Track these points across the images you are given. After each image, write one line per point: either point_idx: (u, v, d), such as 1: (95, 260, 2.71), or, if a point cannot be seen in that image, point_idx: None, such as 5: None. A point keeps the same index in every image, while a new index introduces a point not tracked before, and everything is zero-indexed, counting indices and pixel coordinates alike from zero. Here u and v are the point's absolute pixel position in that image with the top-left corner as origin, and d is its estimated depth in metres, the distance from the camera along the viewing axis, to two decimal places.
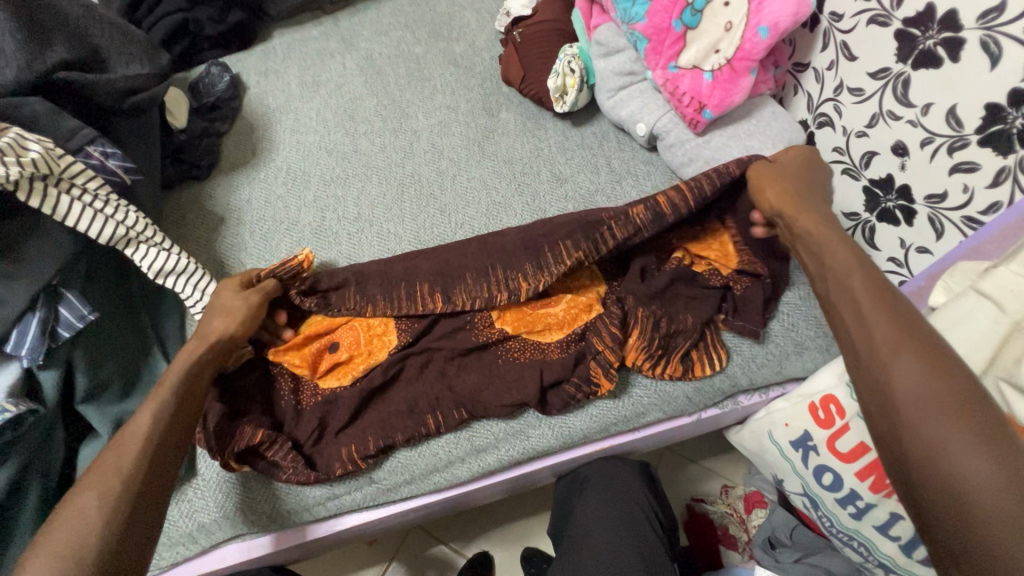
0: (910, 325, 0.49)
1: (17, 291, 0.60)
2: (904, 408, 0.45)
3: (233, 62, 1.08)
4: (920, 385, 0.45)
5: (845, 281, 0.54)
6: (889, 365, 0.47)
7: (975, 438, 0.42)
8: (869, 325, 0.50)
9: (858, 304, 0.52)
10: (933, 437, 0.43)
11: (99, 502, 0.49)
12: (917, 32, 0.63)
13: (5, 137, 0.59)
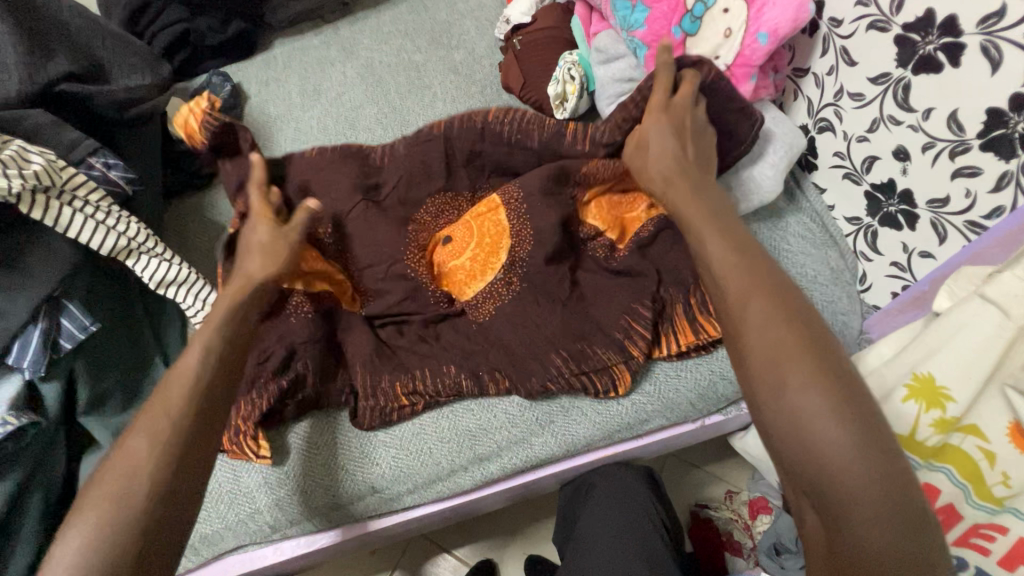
0: (775, 291, 0.48)
1: (18, 303, 0.60)
2: (771, 381, 0.44)
3: (233, 71, 1.08)
4: (784, 355, 0.44)
5: (717, 245, 0.53)
6: (758, 335, 0.46)
7: (837, 408, 0.41)
8: (738, 292, 0.48)
9: (729, 270, 0.50)
10: (798, 409, 0.42)
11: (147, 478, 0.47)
12: (917, 37, 0.63)
13: (7, 150, 0.60)
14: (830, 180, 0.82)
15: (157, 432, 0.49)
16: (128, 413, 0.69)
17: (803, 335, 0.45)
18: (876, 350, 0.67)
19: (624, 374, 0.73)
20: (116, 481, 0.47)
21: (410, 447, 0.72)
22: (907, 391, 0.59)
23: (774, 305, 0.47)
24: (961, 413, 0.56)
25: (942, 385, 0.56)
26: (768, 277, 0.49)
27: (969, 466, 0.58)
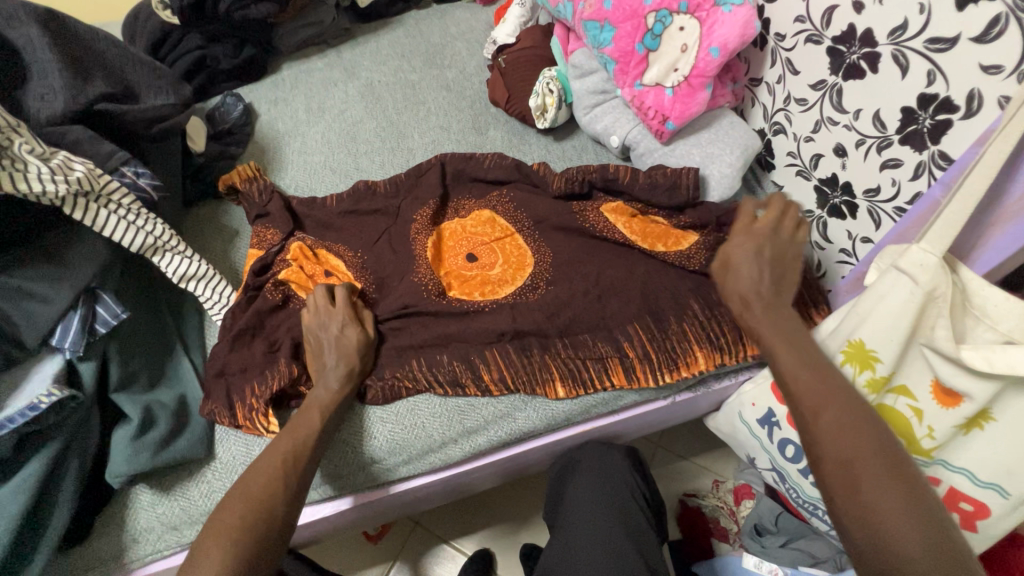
0: (846, 395, 0.55)
1: (62, 291, 0.69)
2: (844, 470, 0.50)
3: (246, 92, 1.19)
4: (853, 447, 0.51)
5: (807, 348, 0.61)
6: (828, 425, 0.53)
7: (903, 499, 0.47)
8: (814, 393, 0.56)
9: (811, 372, 0.58)
10: (870, 496, 0.48)
11: (276, 495, 0.63)
12: (843, 48, 0.72)
13: (54, 160, 0.68)
14: (787, 177, 0.90)
15: (279, 464, 0.65)
16: (152, 393, 0.76)
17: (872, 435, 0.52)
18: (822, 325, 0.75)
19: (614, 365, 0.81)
20: (250, 499, 0.61)
21: (404, 421, 0.80)
22: (843, 357, 0.67)
23: (842, 405, 0.54)
24: (888, 372, 0.64)
25: (871, 348, 0.63)
26: (846, 386, 0.56)
27: (901, 423, 0.65)
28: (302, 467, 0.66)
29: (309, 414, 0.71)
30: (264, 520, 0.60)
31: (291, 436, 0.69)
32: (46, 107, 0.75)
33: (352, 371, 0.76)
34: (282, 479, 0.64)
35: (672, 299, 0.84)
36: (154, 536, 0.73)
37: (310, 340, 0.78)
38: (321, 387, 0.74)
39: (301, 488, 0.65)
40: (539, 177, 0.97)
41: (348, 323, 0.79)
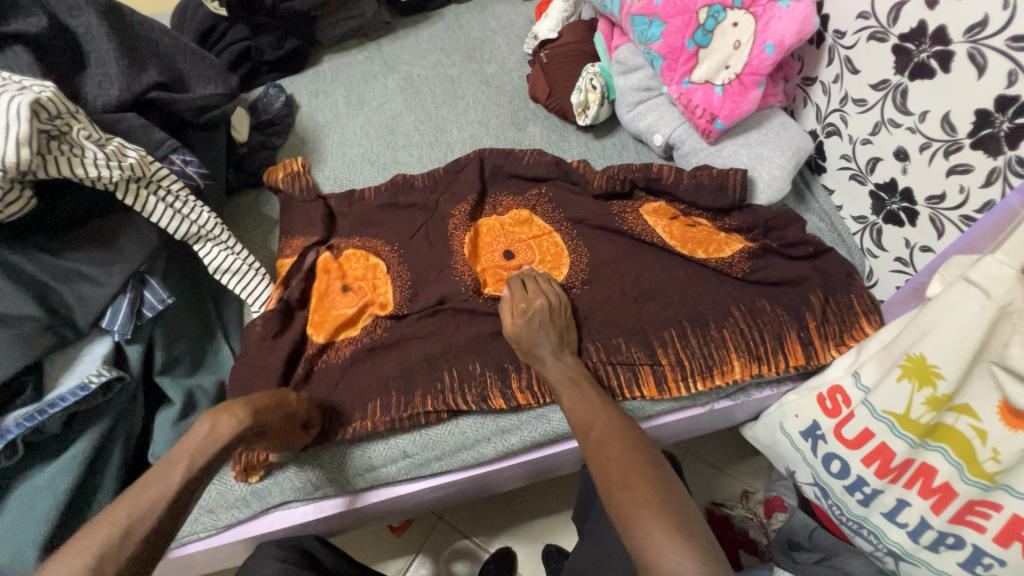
0: (625, 430, 0.69)
1: (113, 274, 0.70)
2: (627, 503, 0.61)
3: (288, 84, 1.20)
4: (633, 479, 0.63)
5: (581, 388, 0.74)
6: (608, 457, 0.66)
7: (665, 523, 0.58)
8: (608, 435, 0.68)
9: (586, 406, 0.72)
10: (636, 524, 0.59)
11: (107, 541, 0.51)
12: (911, 46, 0.68)
13: (109, 146, 0.70)
14: (838, 181, 0.87)
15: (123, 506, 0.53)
16: (193, 377, 0.78)
17: (642, 467, 0.64)
18: (877, 337, 0.72)
19: (649, 374, 0.79)
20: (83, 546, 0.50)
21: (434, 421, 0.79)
22: (901, 371, 0.63)
23: (625, 441, 0.67)
24: (951, 390, 0.60)
25: (933, 363, 0.60)
26: (625, 422, 0.70)
27: (962, 444, 0.62)
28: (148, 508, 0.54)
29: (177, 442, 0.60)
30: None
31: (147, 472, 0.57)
32: (102, 94, 0.77)
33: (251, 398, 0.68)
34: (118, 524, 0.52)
35: (713, 304, 0.81)
36: (191, 518, 0.76)
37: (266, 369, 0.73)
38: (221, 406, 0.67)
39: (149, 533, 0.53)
40: (579, 174, 0.96)
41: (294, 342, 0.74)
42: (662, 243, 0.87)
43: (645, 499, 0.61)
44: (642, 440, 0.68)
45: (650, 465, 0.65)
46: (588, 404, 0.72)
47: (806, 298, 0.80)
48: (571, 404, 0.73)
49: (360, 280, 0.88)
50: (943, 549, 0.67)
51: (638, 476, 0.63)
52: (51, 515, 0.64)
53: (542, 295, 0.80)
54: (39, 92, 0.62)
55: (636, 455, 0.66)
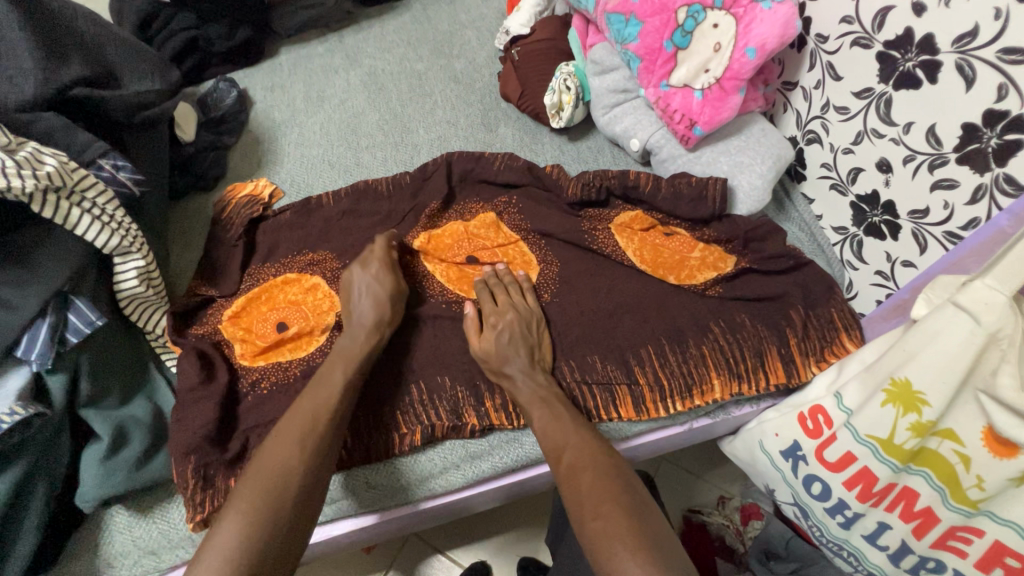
0: (597, 454, 0.64)
1: (28, 298, 0.62)
2: (600, 536, 0.57)
3: (241, 78, 1.11)
4: (609, 510, 0.59)
5: (552, 410, 0.69)
6: (580, 485, 0.62)
7: (641, 560, 0.54)
8: (580, 461, 0.64)
9: (557, 427, 0.68)
10: (610, 559, 0.55)
11: (297, 461, 0.62)
12: (897, 54, 0.66)
13: (21, 152, 0.61)
14: (818, 190, 0.84)
15: (296, 430, 0.64)
16: (125, 407, 0.70)
17: (616, 496, 0.60)
18: (859, 355, 0.70)
19: (624, 396, 0.75)
20: (270, 464, 0.61)
21: (397, 448, 0.73)
22: (886, 396, 0.61)
23: (597, 466, 0.63)
24: (936, 417, 0.58)
25: (919, 389, 0.58)
26: (598, 444, 0.66)
27: (946, 471, 0.60)
28: (324, 429, 0.64)
29: (331, 369, 0.69)
30: (286, 485, 0.60)
31: (311, 397, 0.67)
32: (14, 90, 0.68)
33: (380, 323, 0.73)
34: (302, 441, 0.63)
35: (692, 320, 0.78)
36: (129, 561, 0.68)
37: (345, 288, 0.78)
38: (347, 337, 0.72)
39: (323, 448, 0.64)
40: (552, 180, 0.91)
41: (383, 270, 0.77)
42: (633, 266, 0.83)
43: (618, 532, 0.57)
44: (617, 461, 0.65)
45: (622, 491, 0.61)
46: (557, 421, 0.68)
47: (786, 313, 0.78)
48: (540, 424, 0.68)
49: (300, 301, 0.83)
50: (923, 572, 0.66)
51: (611, 505, 0.59)
52: None
53: (512, 307, 0.76)
54: None
55: (609, 481, 0.62)
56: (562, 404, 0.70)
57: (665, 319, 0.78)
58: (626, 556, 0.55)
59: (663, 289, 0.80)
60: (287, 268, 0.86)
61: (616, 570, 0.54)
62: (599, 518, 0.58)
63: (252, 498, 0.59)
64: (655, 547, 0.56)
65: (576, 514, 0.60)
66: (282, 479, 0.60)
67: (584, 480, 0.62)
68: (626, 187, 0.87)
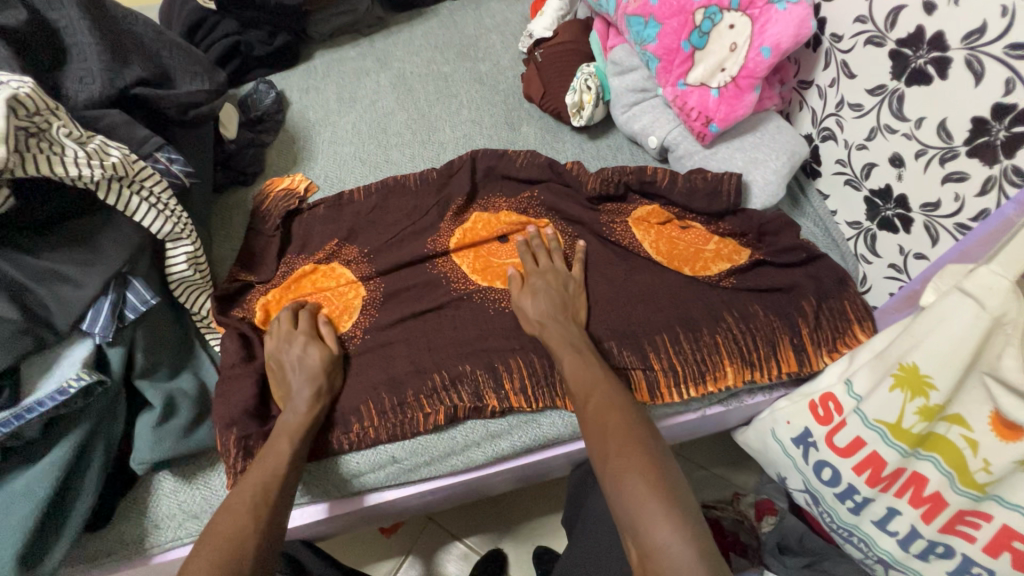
0: (624, 404, 0.67)
1: (93, 276, 0.68)
2: (620, 466, 0.60)
3: (278, 80, 1.18)
4: (629, 445, 0.62)
5: (580, 359, 0.73)
6: (607, 426, 0.65)
7: (659, 494, 0.57)
8: (608, 404, 0.67)
9: (586, 374, 0.71)
10: (630, 490, 0.58)
11: (248, 526, 0.60)
12: (909, 52, 0.68)
13: (91, 144, 0.68)
14: (833, 186, 0.86)
15: (253, 493, 0.63)
16: (174, 380, 0.76)
17: (640, 439, 0.63)
18: (870, 344, 0.72)
19: (639, 381, 0.78)
20: (220, 533, 0.59)
21: (423, 425, 0.77)
22: (894, 380, 0.63)
23: (624, 413, 0.66)
24: (944, 400, 0.60)
25: (926, 373, 0.60)
26: (625, 396, 0.69)
27: (954, 455, 0.61)
28: (278, 494, 0.64)
29: (277, 442, 0.69)
30: (239, 554, 0.57)
31: (260, 466, 0.66)
32: (84, 90, 0.75)
33: (319, 391, 0.75)
34: (253, 511, 0.61)
35: (705, 310, 0.81)
36: (174, 523, 0.74)
37: (273, 363, 0.79)
38: (289, 412, 0.73)
39: (275, 520, 0.62)
40: (572, 176, 0.94)
41: (311, 342, 0.78)
42: (648, 257, 0.86)
43: (640, 470, 0.59)
44: (640, 411, 0.67)
45: (646, 436, 0.63)
46: (586, 371, 0.71)
47: (799, 304, 0.80)
48: (570, 371, 0.72)
49: (326, 290, 0.87)
50: (932, 558, 0.67)
51: (632, 446, 0.62)
52: (28, 520, 0.63)
53: (550, 270, 0.83)
54: (16, 88, 0.61)
55: (634, 426, 0.64)
56: (593, 358, 0.74)
57: (680, 309, 0.81)
58: (644, 491, 0.57)
59: (677, 281, 0.83)
60: (316, 258, 0.91)
61: (633, 502, 0.57)
62: (621, 455, 0.61)
63: (215, 552, 0.57)
64: (672, 487, 0.58)
65: (599, 452, 0.63)
66: (241, 538, 0.59)
67: (609, 423, 0.65)
68: (644, 183, 0.91)
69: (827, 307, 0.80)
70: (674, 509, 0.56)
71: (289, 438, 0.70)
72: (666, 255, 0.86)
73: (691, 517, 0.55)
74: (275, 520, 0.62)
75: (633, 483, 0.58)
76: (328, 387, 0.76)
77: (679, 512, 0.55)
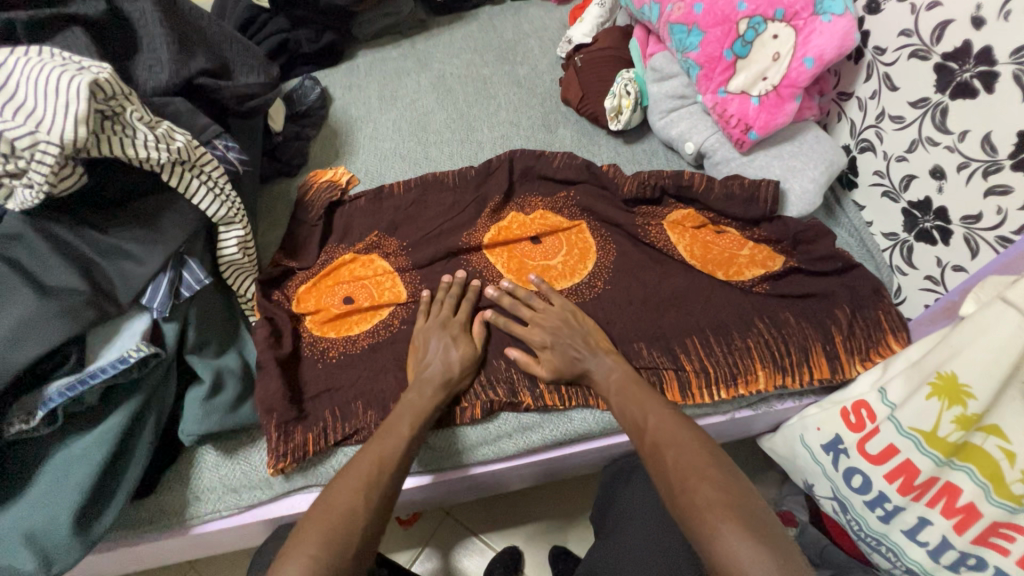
0: (681, 432, 0.68)
1: (154, 253, 0.72)
2: (691, 509, 0.60)
3: (323, 77, 1.22)
4: (696, 478, 0.62)
5: (628, 397, 0.73)
6: (667, 462, 0.65)
7: (739, 529, 0.57)
8: (663, 439, 0.67)
9: (636, 409, 0.72)
10: (706, 530, 0.58)
11: (359, 503, 0.63)
12: (954, 65, 0.69)
13: (159, 128, 0.72)
14: (870, 197, 0.87)
15: (363, 473, 0.65)
16: (221, 357, 0.79)
17: (705, 470, 0.63)
18: (904, 354, 0.72)
19: (671, 382, 0.79)
20: (337, 506, 0.62)
21: (458, 416, 0.79)
22: (931, 389, 0.64)
23: (681, 443, 0.66)
24: (982, 410, 0.60)
25: (964, 383, 0.60)
26: (679, 422, 0.69)
27: (990, 466, 0.62)
28: (390, 475, 0.66)
29: (399, 420, 0.72)
30: (347, 533, 0.60)
31: (381, 442, 0.69)
32: (153, 78, 0.79)
33: (449, 381, 0.76)
34: (366, 492, 0.64)
35: (737, 314, 0.82)
36: (214, 496, 0.77)
37: (420, 341, 0.81)
38: (414, 391, 0.75)
39: (383, 503, 0.65)
40: (609, 178, 0.96)
41: (461, 334, 0.81)
42: (682, 260, 0.88)
43: (715, 504, 0.59)
44: (702, 436, 0.67)
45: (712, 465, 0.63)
46: (635, 403, 0.72)
47: (832, 312, 0.81)
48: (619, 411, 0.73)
49: (364, 278, 0.90)
50: (963, 569, 0.67)
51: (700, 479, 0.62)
52: (85, 483, 0.66)
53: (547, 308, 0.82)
54: (98, 74, 0.64)
55: (697, 456, 0.65)
56: (637, 386, 0.74)
57: (713, 314, 0.82)
58: (724, 528, 0.57)
59: (711, 286, 0.84)
60: (356, 249, 0.94)
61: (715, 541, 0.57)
62: (690, 490, 0.62)
63: (321, 529, 0.60)
64: (754, 520, 0.58)
65: (670, 489, 0.64)
66: (350, 518, 0.61)
67: (670, 457, 0.65)
68: (681, 188, 0.92)
69: (862, 319, 0.80)
70: (761, 545, 0.55)
71: (414, 418, 0.72)
72: (699, 262, 0.87)
73: (782, 551, 0.55)
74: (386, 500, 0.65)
75: (712, 521, 0.58)
76: (459, 378, 0.78)
77: (768, 548, 0.55)
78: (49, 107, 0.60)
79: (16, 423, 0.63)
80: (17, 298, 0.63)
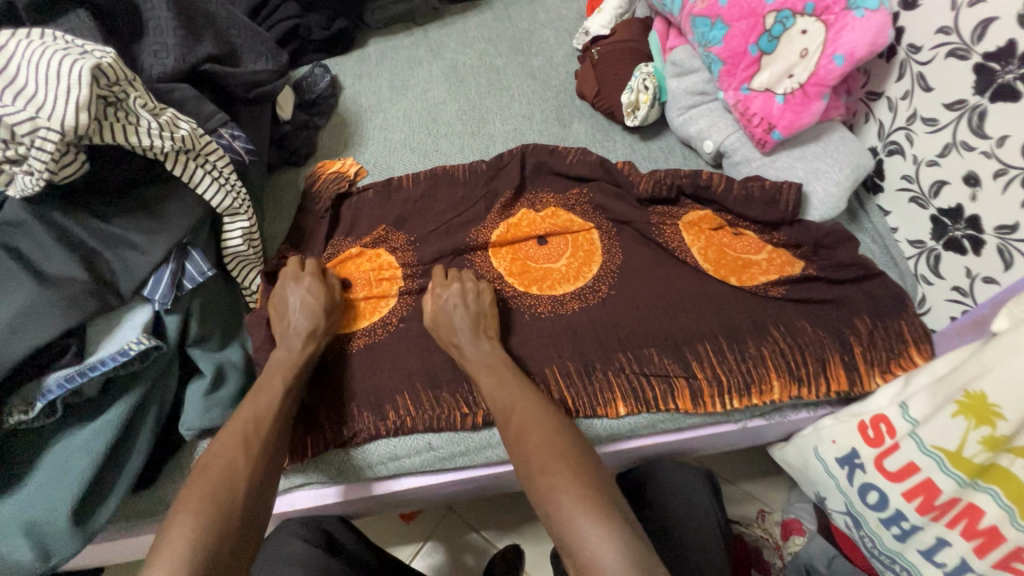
0: (540, 416, 0.67)
1: (156, 244, 0.70)
2: (545, 491, 0.60)
3: (333, 65, 1.20)
4: (554, 468, 0.61)
5: (500, 383, 0.72)
6: (528, 443, 0.65)
7: (587, 509, 0.57)
8: (527, 426, 0.66)
9: (503, 393, 0.71)
10: (557, 513, 0.58)
11: (238, 459, 0.63)
12: (996, 66, 0.65)
13: (164, 116, 0.70)
14: (896, 202, 0.83)
15: (237, 434, 0.65)
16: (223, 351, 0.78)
17: (563, 453, 0.62)
18: (929, 368, 0.70)
19: (682, 390, 0.77)
20: (214, 467, 0.62)
21: (466, 420, 0.78)
22: (958, 407, 0.61)
23: (542, 427, 0.66)
24: (1012, 432, 0.57)
25: (995, 402, 0.58)
26: (543, 407, 0.69)
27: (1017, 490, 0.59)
28: (267, 429, 0.67)
29: (270, 377, 0.72)
30: (229, 493, 0.60)
31: (252, 402, 0.69)
32: (158, 64, 0.77)
33: (315, 330, 0.77)
34: (242, 445, 0.64)
35: (753, 321, 0.79)
36: None
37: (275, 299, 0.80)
38: (283, 348, 0.75)
39: (263, 455, 0.65)
40: (623, 175, 0.93)
41: (316, 281, 0.81)
42: (695, 264, 0.85)
43: (572, 485, 0.59)
44: (564, 420, 0.68)
45: (568, 445, 0.63)
46: (504, 386, 0.71)
47: (851, 321, 0.78)
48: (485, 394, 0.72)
49: (366, 273, 0.88)
50: None
51: (557, 462, 0.61)
52: (83, 476, 0.65)
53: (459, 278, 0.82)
54: (100, 57, 0.62)
55: (556, 440, 0.64)
56: (506, 368, 0.74)
57: (727, 320, 0.79)
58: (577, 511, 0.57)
59: (726, 290, 0.82)
60: (360, 243, 0.92)
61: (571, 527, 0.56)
62: (547, 476, 0.61)
63: (199, 496, 0.59)
64: (600, 496, 0.58)
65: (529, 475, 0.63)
66: (227, 481, 0.61)
67: (529, 445, 0.64)
68: (698, 188, 0.89)
69: (885, 329, 0.77)
70: (604, 525, 0.55)
71: (286, 374, 0.72)
72: (711, 266, 0.84)
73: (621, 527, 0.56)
74: (264, 462, 0.65)
75: (569, 505, 0.58)
76: (324, 328, 0.78)
77: (607, 527, 0.55)
78: (50, 91, 0.59)
79: (15, 414, 0.63)
80: (17, 288, 0.62)
